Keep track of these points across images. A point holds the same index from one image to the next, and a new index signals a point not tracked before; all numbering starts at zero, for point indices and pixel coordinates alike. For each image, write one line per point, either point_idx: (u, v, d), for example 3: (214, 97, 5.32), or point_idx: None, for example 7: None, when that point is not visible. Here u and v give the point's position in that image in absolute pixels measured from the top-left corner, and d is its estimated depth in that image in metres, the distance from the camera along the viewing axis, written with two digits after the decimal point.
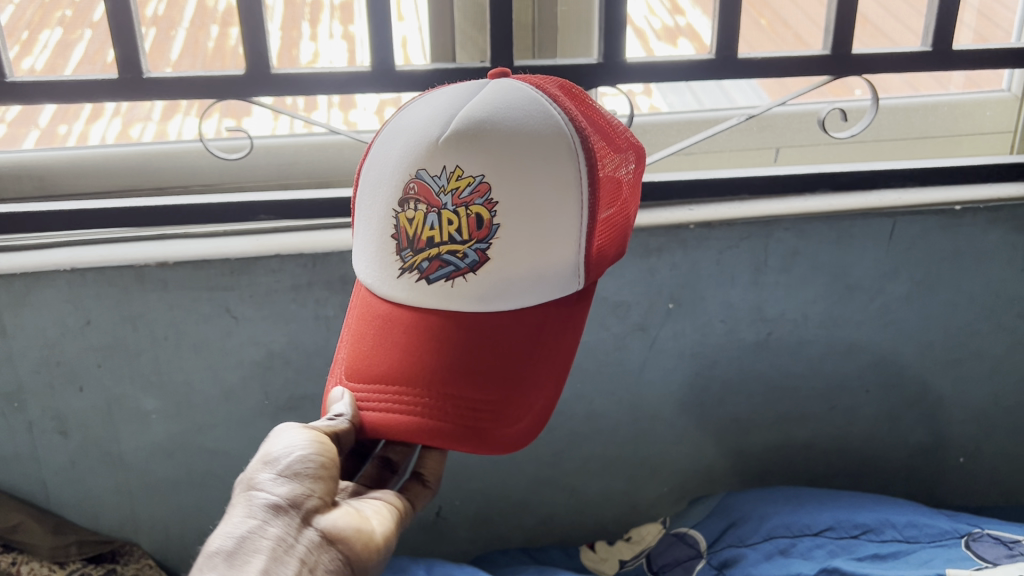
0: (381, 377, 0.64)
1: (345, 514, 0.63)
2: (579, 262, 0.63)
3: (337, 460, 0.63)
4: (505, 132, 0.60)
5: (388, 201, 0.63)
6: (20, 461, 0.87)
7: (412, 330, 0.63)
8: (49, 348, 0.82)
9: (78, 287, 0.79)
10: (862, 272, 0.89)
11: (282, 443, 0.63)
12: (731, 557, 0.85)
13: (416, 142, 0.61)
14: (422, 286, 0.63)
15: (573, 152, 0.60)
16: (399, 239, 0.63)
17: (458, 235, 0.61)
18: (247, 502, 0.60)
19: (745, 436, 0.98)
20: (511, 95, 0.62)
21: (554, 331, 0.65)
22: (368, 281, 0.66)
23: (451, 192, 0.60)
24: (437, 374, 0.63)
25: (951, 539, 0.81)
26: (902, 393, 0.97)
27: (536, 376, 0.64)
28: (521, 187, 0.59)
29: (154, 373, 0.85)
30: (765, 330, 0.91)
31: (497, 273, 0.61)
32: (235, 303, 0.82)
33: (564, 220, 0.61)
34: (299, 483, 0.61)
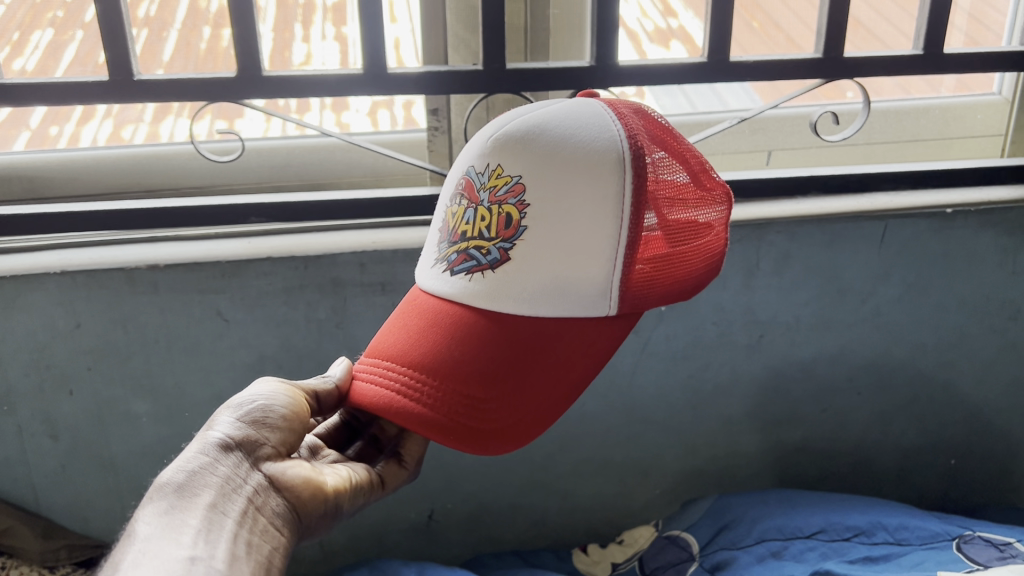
0: (383, 355, 0.62)
1: (296, 465, 0.62)
2: (610, 283, 0.60)
3: (299, 415, 0.63)
4: (552, 138, 0.60)
5: (447, 199, 0.66)
6: (9, 465, 0.86)
7: (429, 318, 0.62)
8: (39, 352, 0.81)
9: (68, 290, 0.79)
10: (853, 275, 0.89)
11: (245, 394, 0.62)
12: (723, 560, 0.85)
13: (479, 141, 0.64)
14: (444, 277, 0.63)
15: (618, 166, 0.59)
16: (443, 233, 0.65)
17: (487, 232, 0.61)
18: (201, 439, 0.59)
19: (738, 439, 0.98)
20: (577, 110, 0.62)
21: (566, 340, 0.60)
22: (417, 278, 0.67)
23: (490, 189, 0.61)
24: (436, 360, 0.59)
25: (942, 542, 0.81)
26: (894, 395, 0.98)
27: (533, 382, 0.60)
28: (555, 191, 0.59)
29: (145, 377, 0.85)
30: (757, 333, 0.91)
31: (516, 272, 0.59)
32: (226, 306, 0.82)
33: (598, 233, 0.59)
34: (257, 427, 0.60)
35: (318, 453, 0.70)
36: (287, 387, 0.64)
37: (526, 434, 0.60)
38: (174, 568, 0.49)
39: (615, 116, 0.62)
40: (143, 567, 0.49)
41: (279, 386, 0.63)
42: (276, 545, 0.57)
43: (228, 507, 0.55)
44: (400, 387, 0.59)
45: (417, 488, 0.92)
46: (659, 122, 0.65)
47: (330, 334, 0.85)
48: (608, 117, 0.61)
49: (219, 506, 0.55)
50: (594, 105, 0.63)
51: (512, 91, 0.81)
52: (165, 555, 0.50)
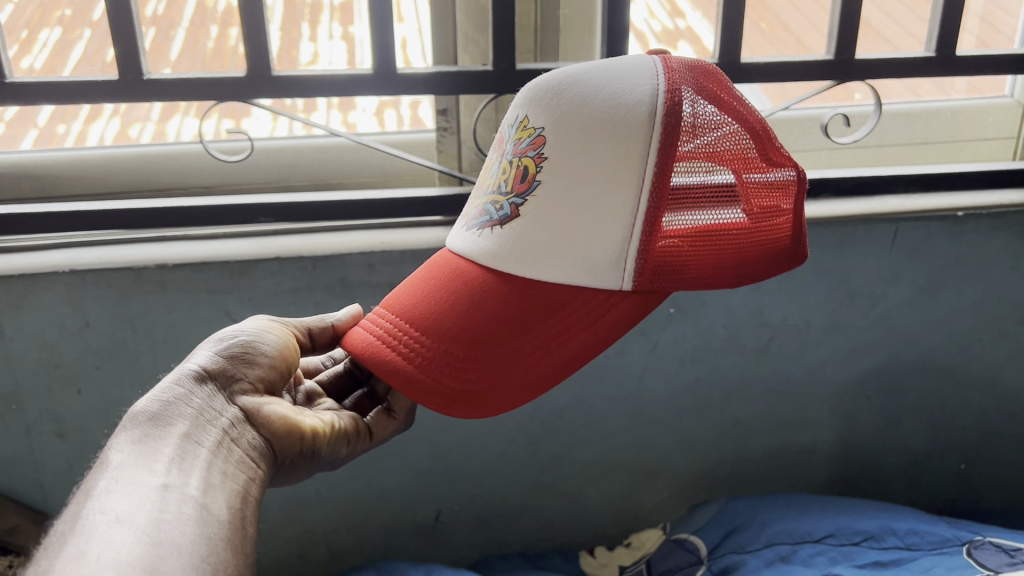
0: (390, 305, 0.63)
1: (275, 403, 0.63)
2: (624, 251, 0.57)
3: (283, 357, 0.65)
4: (585, 90, 0.59)
5: (492, 154, 0.67)
6: (17, 464, 0.86)
7: (437, 272, 0.63)
8: (48, 350, 0.81)
9: (77, 289, 0.79)
10: (864, 278, 0.89)
11: (228, 333, 0.65)
12: (732, 564, 0.84)
13: (525, 93, 0.64)
14: (464, 232, 0.64)
15: (648, 121, 0.56)
16: (481, 188, 0.66)
17: (505, 186, 0.62)
18: (176, 370, 0.60)
19: (746, 439, 0.97)
20: (626, 62, 0.60)
21: (566, 312, 0.58)
22: (453, 234, 0.67)
23: (517, 141, 0.62)
24: (432, 313, 0.60)
25: (952, 546, 0.80)
26: (903, 399, 0.97)
27: (520, 349, 0.58)
28: (578, 143, 0.58)
29: (152, 377, 0.84)
30: (766, 336, 0.90)
31: (526, 229, 0.59)
32: (234, 305, 0.82)
33: (617, 192, 0.56)
34: (233, 363, 0.62)
35: (314, 399, 0.71)
36: (276, 326, 0.67)
37: (507, 402, 0.58)
38: (147, 490, 0.48)
39: (664, 72, 0.59)
40: (116, 491, 0.48)
41: (267, 325, 0.66)
42: (252, 476, 0.57)
43: (203, 437, 0.55)
44: (387, 336, 0.61)
45: (424, 488, 0.92)
46: (722, 89, 0.61)
47: None
48: (654, 71, 0.59)
49: (193, 437, 0.55)
50: (648, 59, 0.61)
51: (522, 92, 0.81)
52: (138, 482, 0.49)
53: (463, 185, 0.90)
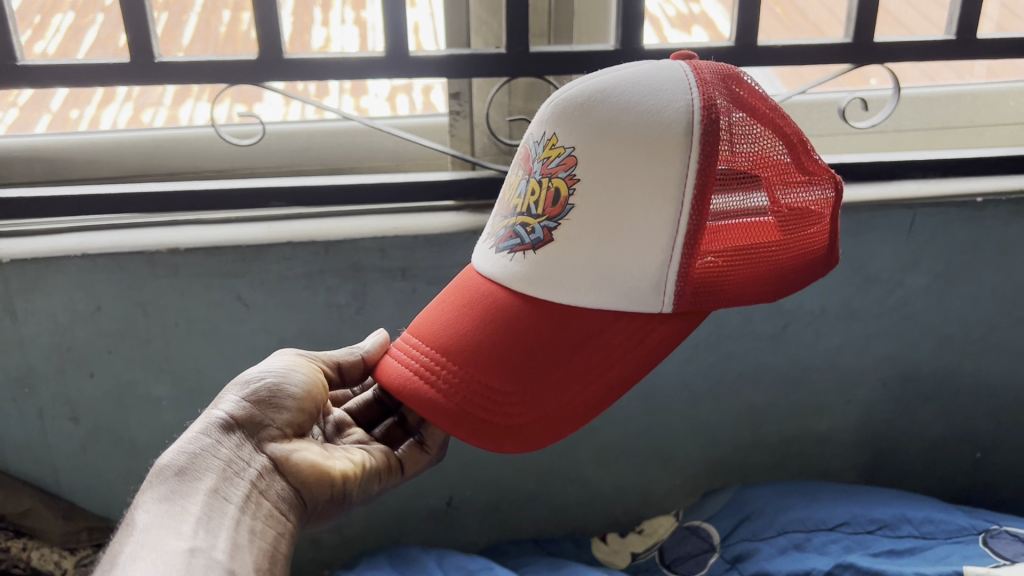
0: (418, 332, 0.62)
1: (304, 448, 0.64)
2: (663, 274, 0.56)
3: (313, 396, 0.65)
4: (617, 106, 0.57)
5: (517, 167, 0.65)
6: (31, 447, 0.86)
7: (466, 297, 0.62)
8: (60, 334, 0.81)
9: (89, 273, 0.79)
10: (880, 264, 0.88)
11: (257, 372, 0.65)
12: (745, 551, 0.84)
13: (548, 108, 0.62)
14: (492, 253, 0.62)
15: (685, 140, 0.55)
16: (506, 205, 0.64)
17: (536, 208, 0.60)
18: (203, 418, 0.61)
19: (760, 427, 0.96)
20: (658, 72, 0.58)
21: (606, 337, 0.58)
22: (479, 250, 0.66)
23: (543, 162, 0.60)
24: (466, 341, 0.60)
25: (968, 535, 0.79)
26: (920, 387, 0.96)
27: (561, 375, 0.58)
28: (613, 164, 0.56)
29: (165, 360, 0.85)
30: (781, 323, 0.90)
31: (561, 255, 0.58)
32: (246, 290, 0.82)
33: (655, 216, 0.56)
34: (260, 407, 0.63)
35: (344, 430, 0.71)
36: (304, 362, 0.67)
37: (553, 427, 0.58)
38: (174, 557, 0.49)
39: (698, 82, 0.57)
40: (142, 558, 0.49)
41: (296, 362, 0.66)
42: (281, 530, 0.58)
43: (230, 493, 0.57)
44: (419, 367, 0.60)
45: (437, 474, 0.92)
46: (754, 95, 0.59)
47: (351, 319, 0.85)
48: (688, 82, 0.57)
49: (220, 493, 0.56)
50: (680, 67, 0.59)
51: (536, 76, 0.80)
52: (164, 547, 0.50)
53: (476, 169, 0.89)
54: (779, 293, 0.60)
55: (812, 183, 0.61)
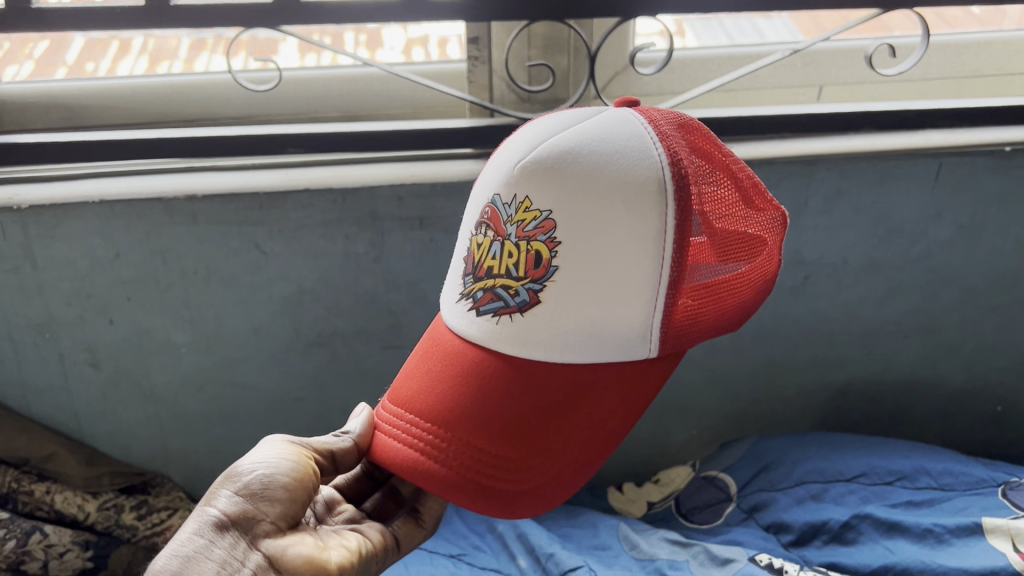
0: (406, 405, 0.58)
1: (299, 543, 0.58)
2: (649, 322, 0.54)
3: (305, 486, 0.59)
4: (587, 166, 0.53)
5: (472, 225, 0.59)
6: (52, 393, 0.87)
7: (449, 364, 0.57)
8: (80, 280, 0.82)
9: (107, 219, 0.79)
10: (905, 214, 0.87)
11: (248, 462, 0.60)
12: (762, 502, 0.84)
13: (508, 166, 0.56)
14: (470, 316, 0.57)
15: (660, 197, 0.52)
16: (469, 263, 0.59)
17: (514, 270, 0.55)
18: (196, 517, 0.57)
19: (778, 380, 0.96)
20: (616, 126, 0.55)
21: (599, 390, 0.55)
22: (446, 308, 0.60)
23: (516, 224, 0.55)
24: (464, 412, 0.56)
25: (987, 487, 0.79)
26: (941, 339, 0.95)
27: (564, 435, 0.55)
28: (594, 226, 0.52)
29: (183, 308, 0.85)
30: (802, 274, 0.89)
31: (549, 320, 0.54)
32: (264, 238, 0.82)
33: (638, 275, 0.52)
34: (252, 502, 0.57)
35: (335, 509, 0.69)
36: (292, 449, 0.61)
37: (561, 485, 0.56)
38: None
39: (658, 134, 0.54)
40: None
41: (283, 449, 0.60)
42: None
43: None
44: (422, 444, 0.56)
45: None
46: (707, 141, 0.57)
47: (368, 267, 0.85)
48: (649, 136, 0.54)
49: None
50: (634, 117, 0.55)
51: (556, 19, 0.79)
52: None
53: (495, 117, 0.88)
54: (742, 315, 0.60)
55: (768, 214, 0.60)
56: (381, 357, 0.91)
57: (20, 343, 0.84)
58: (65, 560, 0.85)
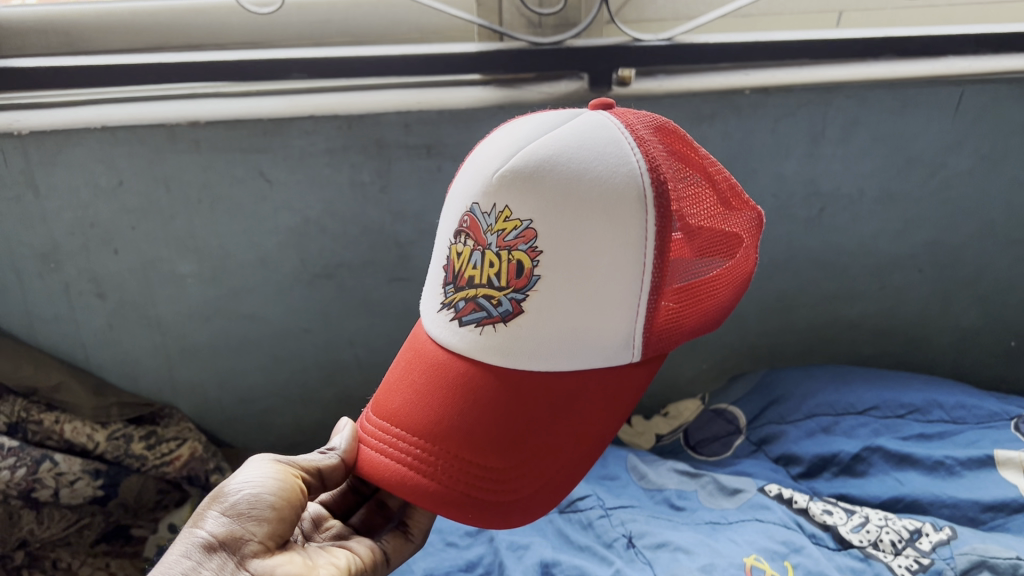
0: (390, 416, 0.53)
1: (290, 563, 0.52)
2: (633, 328, 0.51)
3: (294, 504, 0.53)
4: (567, 174, 0.49)
5: (449, 232, 0.54)
6: (59, 322, 0.87)
7: (430, 376, 0.53)
8: (83, 209, 0.80)
9: (109, 146, 0.78)
10: (924, 144, 0.85)
11: (233, 483, 0.53)
12: (772, 434, 0.83)
13: (485, 173, 0.52)
14: (452, 326, 0.53)
15: (640, 203, 0.49)
16: (448, 272, 0.54)
17: (496, 280, 0.50)
18: (181, 542, 0.50)
19: (789, 315, 0.95)
20: (592, 132, 0.51)
21: (587, 393, 0.52)
22: (426, 317, 0.56)
23: (495, 234, 0.50)
24: (453, 423, 0.51)
25: (1000, 421, 0.78)
26: (957, 273, 0.94)
27: (554, 440, 0.52)
28: (577, 236, 0.49)
29: (188, 237, 0.84)
30: (817, 206, 0.88)
31: (533, 329, 0.50)
32: (268, 166, 0.80)
33: (618, 283, 0.49)
34: (242, 521, 0.51)
35: (322, 526, 0.62)
36: (277, 465, 0.55)
37: (552, 493, 0.52)
38: None
39: (635, 140, 0.51)
40: None
41: (268, 466, 0.54)
42: None
43: None
44: (411, 457, 0.51)
45: None
46: (682, 143, 0.54)
47: (374, 197, 0.83)
48: (625, 142, 0.50)
49: None
50: (607, 122, 0.52)
51: None
52: None
53: (506, 41, 0.85)
54: (714, 317, 0.58)
55: (738, 216, 0.57)
56: (388, 289, 0.90)
57: (24, 273, 0.83)
58: (76, 489, 0.84)
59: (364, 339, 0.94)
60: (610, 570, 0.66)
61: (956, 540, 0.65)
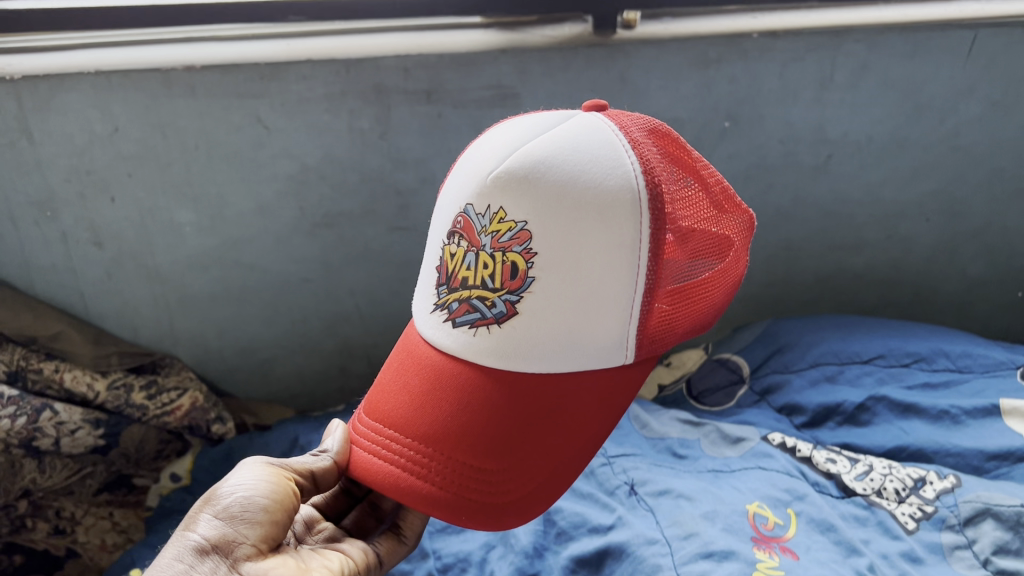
0: (383, 418, 0.52)
1: (283, 566, 0.50)
2: (629, 332, 0.50)
3: (287, 507, 0.52)
4: (561, 176, 0.47)
5: (440, 234, 0.53)
6: (57, 272, 0.86)
7: (422, 377, 0.51)
8: (79, 156, 0.79)
9: (104, 91, 0.76)
10: (934, 90, 0.83)
11: (227, 484, 0.52)
12: (775, 384, 0.83)
13: (478, 174, 0.50)
14: (445, 328, 0.51)
15: (634, 205, 0.47)
16: (439, 273, 0.52)
17: (490, 281, 0.49)
18: (175, 546, 0.49)
19: (795, 265, 0.94)
20: (587, 133, 0.49)
21: (581, 394, 0.50)
22: (418, 319, 0.54)
23: (489, 234, 0.49)
24: (447, 424, 0.50)
25: (1006, 369, 0.77)
26: (965, 223, 0.92)
27: (548, 442, 0.50)
28: (572, 238, 0.47)
29: (186, 184, 0.82)
30: (825, 153, 0.86)
31: (528, 331, 0.48)
32: (266, 112, 0.79)
33: (612, 287, 0.48)
34: (235, 523, 0.50)
35: (314, 528, 0.60)
36: (269, 467, 0.53)
37: (546, 495, 0.51)
38: None
39: (629, 143, 0.49)
40: None
41: (260, 469, 0.53)
42: None
43: None
44: (403, 460, 0.50)
45: None
46: (679, 144, 0.52)
47: (375, 144, 0.82)
48: (619, 143, 0.49)
49: None
50: (600, 122, 0.50)
51: None
52: None
53: None
54: (710, 319, 0.56)
55: (737, 219, 0.56)
56: (389, 239, 0.89)
57: (20, 220, 0.81)
58: (77, 438, 0.83)
59: (364, 289, 0.93)
60: (613, 516, 0.66)
61: (961, 488, 0.65)
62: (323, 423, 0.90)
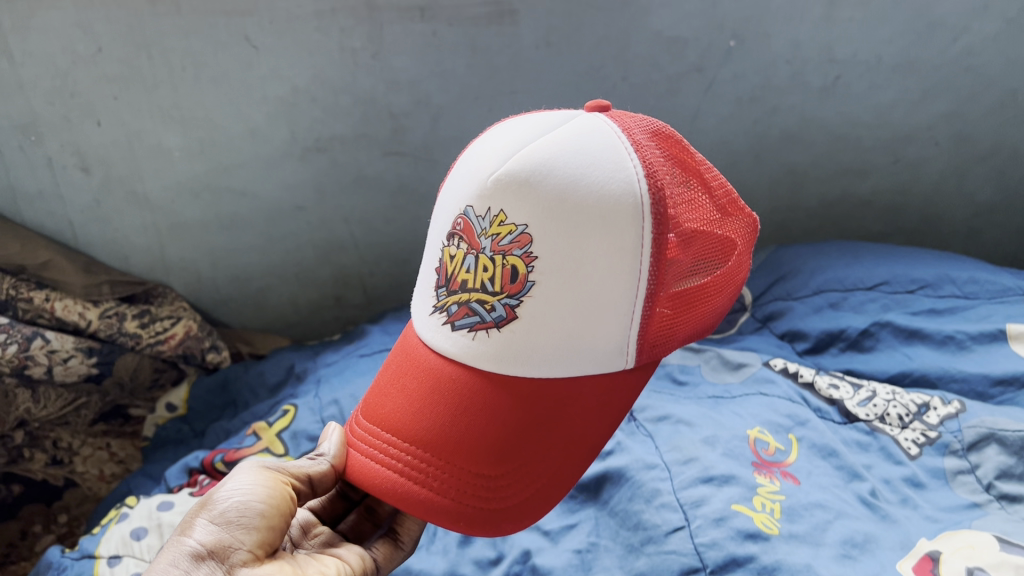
0: (379, 419, 0.47)
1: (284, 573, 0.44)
2: (628, 340, 0.44)
3: (285, 514, 0.46)
4: (563, 180, 0.42)
5: (441, 234, 0.48)
6: (44, 199, 0.84)
7: (416, 386, 0.46)
8: (62, 78, 0.76)
9: (85, 10, 0.73)
10: (949, 8, 0.80)
11: (217, 490, 0.46)
12: (777, 311, 0.82)
13: (478, 177, 0.45)
14: (442, 331, 0.46)
15: (637, 211, 0.42)
16: (439, 274, 0.47)
17: (489, 283, 0.44)
18: (162, 558, 0.43)
19: (798, 189, 0.93)
20: (590, 138, 0.44)
21: (584, 401, 0.45)
22: (418, 318, 0.49)
23: (490, 237, 0.44)
24: (441, 433, 0.45)
25: (1013, 296, 0.75)
26: (975, 147, 0.90)
27: (545, 450, 0.45)
28: (573, 241, 0.42)
29: (172, 108, 0.80)
30: (832, 74, 0.83)
31: (528, 339, 0.43)
32: (254, 31, 0.76)
33: (615, 295, 0.43)
34: (232, 528, 0.44)
35: (310, 532, 0.55)
36: (263, 472, 0.48)
37: (541, 506, 0.46)
38: None
39: (632, 145, 0.44)
40: None
41: (254, 474, 0.47)
42: None
43: None
44: (401, 463, 0.45)
45: None
46: (682, 148, 0.47)
47: (367, 65, 0.79)
48: (623, 147, 0.44)
49: None
50: (603, 124, 0.46)
51: None
52: None
53: None
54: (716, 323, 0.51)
55: (744, 224, 0.50)
56: (383, 164, 0.87)
57: (4, 145, 0.79)
58: (70, 367, 0.82)
59: (359, 216, 0.91)
60: (612, 441, 0.64)
61: (964, 413, 0.64)
62: (319, 350, 0.89)
